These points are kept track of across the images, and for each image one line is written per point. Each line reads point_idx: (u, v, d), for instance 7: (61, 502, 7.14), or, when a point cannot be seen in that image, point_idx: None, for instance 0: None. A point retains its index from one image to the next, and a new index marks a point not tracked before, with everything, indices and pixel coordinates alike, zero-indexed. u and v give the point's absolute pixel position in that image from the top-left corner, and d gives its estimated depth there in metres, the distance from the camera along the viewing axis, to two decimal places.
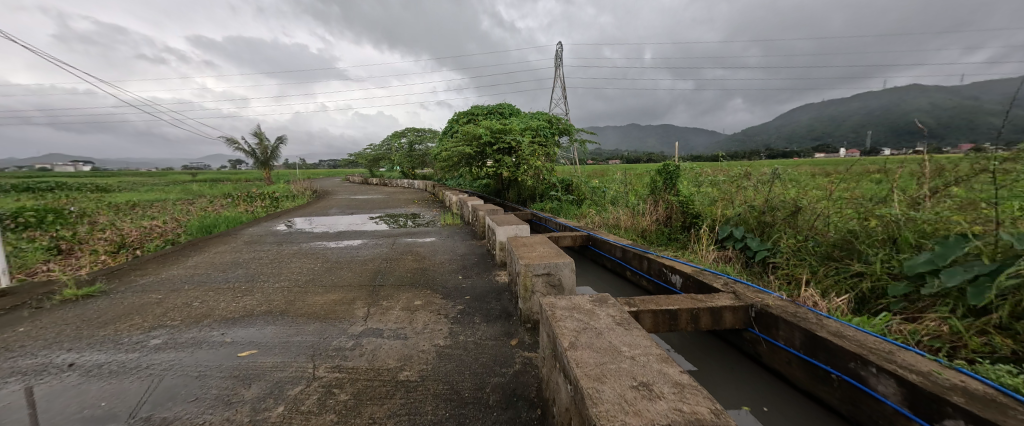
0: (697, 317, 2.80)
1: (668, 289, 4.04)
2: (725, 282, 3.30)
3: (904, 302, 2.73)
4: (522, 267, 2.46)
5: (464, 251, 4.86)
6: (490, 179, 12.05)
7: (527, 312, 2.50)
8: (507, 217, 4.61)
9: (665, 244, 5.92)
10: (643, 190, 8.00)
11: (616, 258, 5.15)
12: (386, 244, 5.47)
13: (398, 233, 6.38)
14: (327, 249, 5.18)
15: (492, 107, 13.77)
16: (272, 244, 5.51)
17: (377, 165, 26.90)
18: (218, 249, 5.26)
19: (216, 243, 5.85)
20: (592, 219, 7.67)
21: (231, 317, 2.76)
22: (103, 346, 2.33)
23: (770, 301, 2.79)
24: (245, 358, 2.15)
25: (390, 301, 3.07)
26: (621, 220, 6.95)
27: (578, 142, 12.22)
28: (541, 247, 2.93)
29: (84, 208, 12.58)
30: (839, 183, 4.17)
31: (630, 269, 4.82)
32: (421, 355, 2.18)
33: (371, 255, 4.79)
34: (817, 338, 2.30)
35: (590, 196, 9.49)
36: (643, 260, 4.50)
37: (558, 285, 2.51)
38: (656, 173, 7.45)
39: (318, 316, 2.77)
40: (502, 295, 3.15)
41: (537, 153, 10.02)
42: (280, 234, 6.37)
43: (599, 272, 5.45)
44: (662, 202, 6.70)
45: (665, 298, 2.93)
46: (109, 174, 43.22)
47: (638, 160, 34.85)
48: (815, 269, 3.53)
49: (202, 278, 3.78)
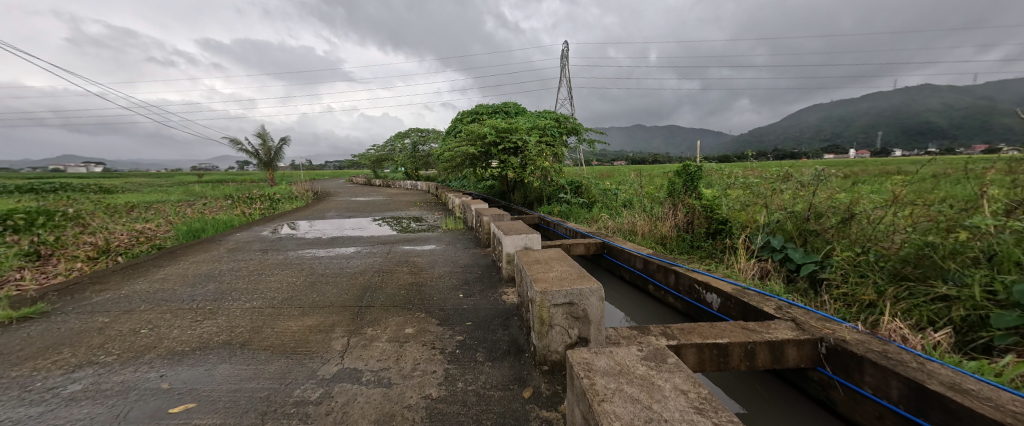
0: (753, 354, 2.27)
1: (701, 309, 3.49)
2: (778, 305, 2.75)
3: (1016, 337, 2.20)
4: (539, 295, 1.94)
5: (466, 262, 4.34)
6: (495, 180, 11.55)
7: (544, 352, 1.98)
8: (515, 224, 4.08)
9: (687, 253, 5.45)
10: (659, 192, 7.46)
11: (635, 269, 4.62)
12: (380, 252, 4.98)
13: (395, 240, 5.87)
14: (315, 258, 4.68)
15: (497, 106, 13.28)
16: (256, 252, 5.02)
17: (380, 166, 26.54)
18: (196, 257, 4.78)
19: (199, 250, 5.38)
20: (606, 223, 7.12)
21: (179, 351, 2.25)
22: (4, 396, 1.82)
23: (846, 335, 2.25)
24: (174, 419, 1.63)
25: (375, 329, 2.55)
26: (637, 226, 6.41)
27: (587, 141, 11.70)
28: (558, 266, 2.41)
29: (79, 210, 12.24)
30: (902, 184, 3.60)
31: (652, 282, 4.29)
32: (406, 414, 1.66)
33: (363, 266, 4.28)
34: (927, 392, 1.75)
35: (601, 199, 8.94)
36: (669, 273, 3.97)
37: (583, 318, 1.98)
38: (675, 174, 6.91)
39: (286, 349, 2.26)
40: (511, 322, 2.63)
41: (544, 153, 9.50)
42: (268, 241, 5.88)
43: (616, 284, 4.93)
44: (683, 206, 6.16)
45: (710, 328, 2.42)
46: (116, 175, 43.40)
47: (645, 161, 34.14)
48: (882, 290, 3.00)
49: (165, 295, 3.29)
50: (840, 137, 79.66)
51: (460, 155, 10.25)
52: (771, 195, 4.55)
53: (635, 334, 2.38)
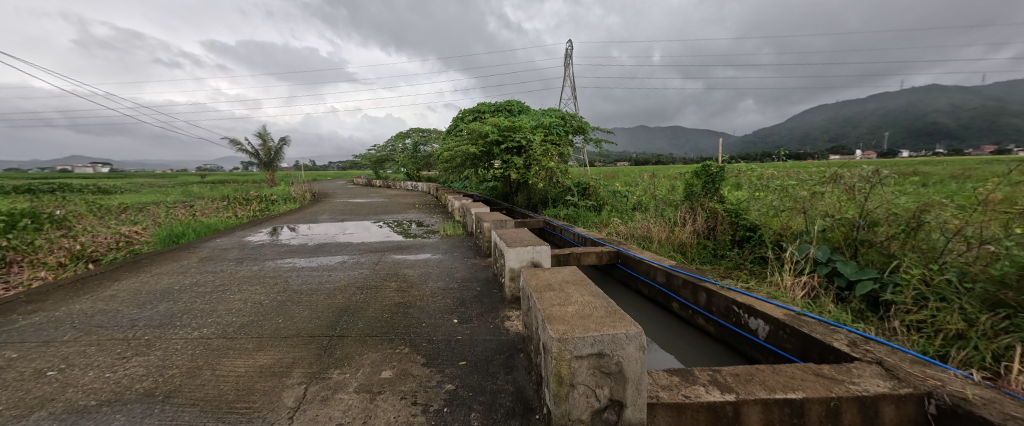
0: (837, 413, 1.72)
1: (741, 336, 2.91)
2: (852, 340, 2.19)
3: None
4: (556, 343, 1.40)
5: (463, 276, 3.78)
6: (498, 181, 11.01)
7: (561, 422, 1.43)
8: (519, 234, 3.53)
9: (711, 263, 4.90)
10: (675, 195, 6.90)
11: (655, 284, 4.06)
12: (369, 262, 4.45)
13: (386, 248, 5.32)
14: (293, 270, 4.13)
15: (500, 104, 12.75)
16: (230, 263, 4.47)
17: (380, 167, 26.02)
18: (161, 268, 4.23)
19: (169, 258, 4.85)
20: (617, 228, 6.55)
21: (79, 407, 1.71)
22: None
23: (964, 389, 1.69)
24: None
25: (343, 372, 2.01)
26: (653, 232, 5.85)
27: (594, 141, 11.18)
28: (578, 295, 1.85)
29: (67, 212, 11.75)
30: (983, 186, 3.03)
31: (676, 300, 3.73)
32: None
33: (345, 280, 3.73)
34: None
35: (610, 201, 8.37)
36: (698, 289, 3.41)
37: (616, 375, 1.43)
38: (694, 176, 6.35)
39: (221, 406, 1.72)
40: (515, 363, 2.07)
41: (549, 153, 8.96)
42: (249, 248, 5.34)
43: (632, 298, 4.37)
44: (704, 212, 5.62)
45: (775, 375, 1.87)
46: (118, 175, 43.16)
47: (650, 162, 33.48)
48: (973, 318, 2.44)
49: (103, 319, 2.76)
50: (847, 138, 78.70)
51: (461, 155, 9.73)
52: (812, 200, 4.00)
53: (677, 383, 1.83)
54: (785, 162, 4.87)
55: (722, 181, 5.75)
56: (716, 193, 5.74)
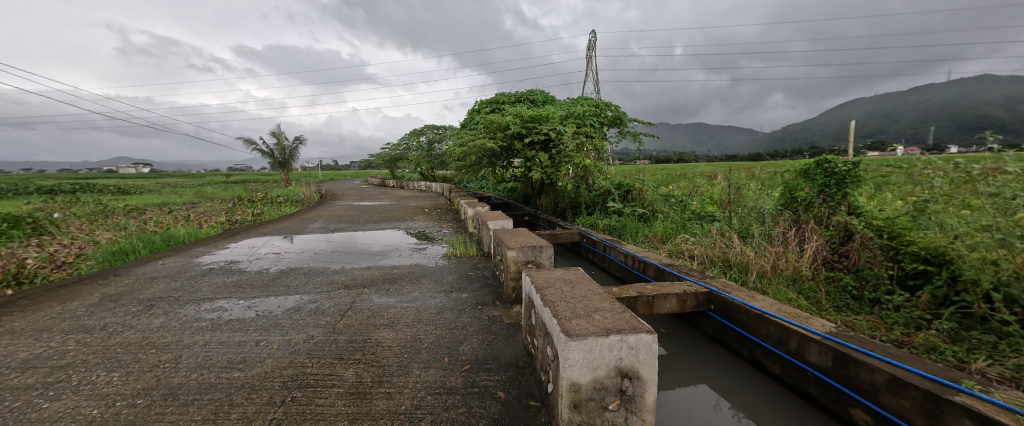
0: None
1: None
2: None
3: None
4: None
5: (474, 357, 2.17)
6: (519, 182, 9.41)
7: None
8: (576, 291, 1.90)
9: (857, 311, 3.17)
10: (765, 202, 5.08)
11: (804, 364, 2.37)
12: (334, 312, 2.92)
13: (368, 281, 3.76)
14: (209, 329, 2.60)
15: (521, 95, 11.17)
16: (131, 310, 2.97)
17: (394, 167, 24.76)
18: (19, 321, 2.76)
19: (64, 296, 3.39)
20: (686, 248, 4.80)
21: None
22: None
23: None
24: None
25: None
26: (745, 257, 4.11)
27: (632, 134, 9.45)
28: None
29: (53, 215, 10.74)
30: None
31: (864, 406, 2.02)
32: None
33: (273, 359, 2.17)
34: None
35: (664, 209, 6.62)
36: (939, 407, 1.70)
37: None
38: (799, 175, 4.52)
39: None
40: None
41: (583, 147, 7.30)
42: (185, 279, 3.85)
43: (748, 378, 2.68)
44: (827, 231, 3.84)
45: None
46: (146, 175, 43.72)
47: (673, 162, 31.75)
48: None
49: None
50: (889, 133, 73.26)
51: (476, 150, 8.18)
52: None
53: None
54: (992, 154, 3.04)
55: (854, 183, 3.90)
56: (842, 202, 3.91)
